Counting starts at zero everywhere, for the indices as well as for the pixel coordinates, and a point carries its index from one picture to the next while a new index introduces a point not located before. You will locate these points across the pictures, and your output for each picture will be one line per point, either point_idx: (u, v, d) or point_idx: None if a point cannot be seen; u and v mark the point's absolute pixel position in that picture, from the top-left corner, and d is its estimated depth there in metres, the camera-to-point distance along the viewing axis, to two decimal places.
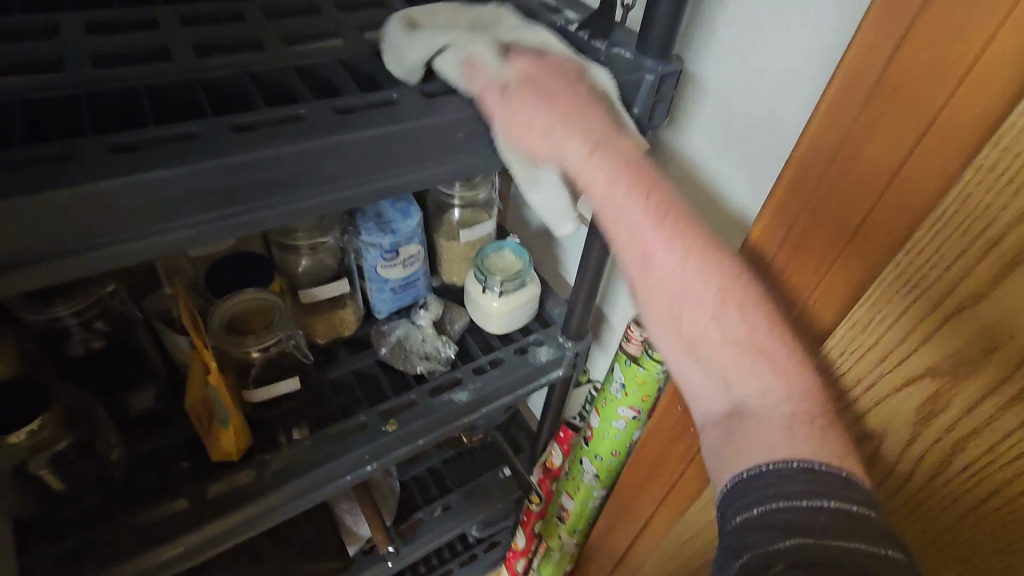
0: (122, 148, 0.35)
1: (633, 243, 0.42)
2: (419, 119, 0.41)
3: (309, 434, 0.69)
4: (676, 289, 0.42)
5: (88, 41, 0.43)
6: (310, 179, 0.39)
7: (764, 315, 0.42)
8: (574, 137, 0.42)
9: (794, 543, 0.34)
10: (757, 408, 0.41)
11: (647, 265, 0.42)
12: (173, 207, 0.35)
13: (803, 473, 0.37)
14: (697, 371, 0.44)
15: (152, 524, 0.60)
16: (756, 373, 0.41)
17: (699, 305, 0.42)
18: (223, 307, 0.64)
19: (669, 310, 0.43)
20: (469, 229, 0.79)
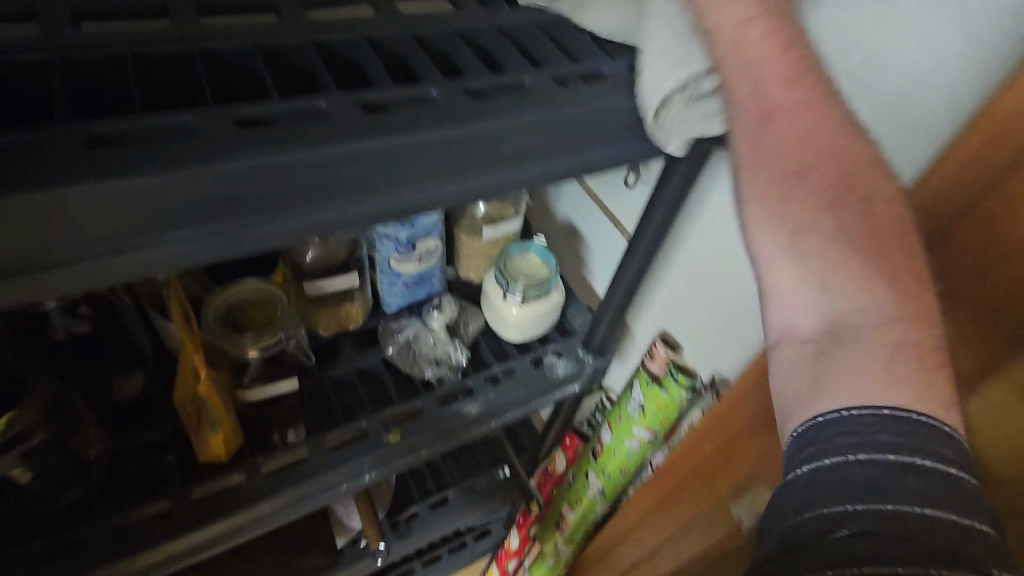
0: (99, 141, 0.28)
1: (756, 101, 0.35)
2: (461, 126, 0.34)
3: (307, 438, 0.64)
4: (797, 155, 0.34)
5: None
6: (333, 190, 0.32)
7: (883, 211, 0.34)
8: None
9: (868, 511, 0.28)
10: (852, 328, 0.34)
11: (762, 126, 0.35)
12: (160, 219, 0.29)
13: (894, 423, 0.30)
14: (787, 273, 0.35)
15: (133, 528, 0.56)
16: (866, 288, 0.33)
17: (818, 187, 0.34)
18: (220, 298, 0.58)
19: (775, 184, 0.35)
20: (493, 227, 0.73)
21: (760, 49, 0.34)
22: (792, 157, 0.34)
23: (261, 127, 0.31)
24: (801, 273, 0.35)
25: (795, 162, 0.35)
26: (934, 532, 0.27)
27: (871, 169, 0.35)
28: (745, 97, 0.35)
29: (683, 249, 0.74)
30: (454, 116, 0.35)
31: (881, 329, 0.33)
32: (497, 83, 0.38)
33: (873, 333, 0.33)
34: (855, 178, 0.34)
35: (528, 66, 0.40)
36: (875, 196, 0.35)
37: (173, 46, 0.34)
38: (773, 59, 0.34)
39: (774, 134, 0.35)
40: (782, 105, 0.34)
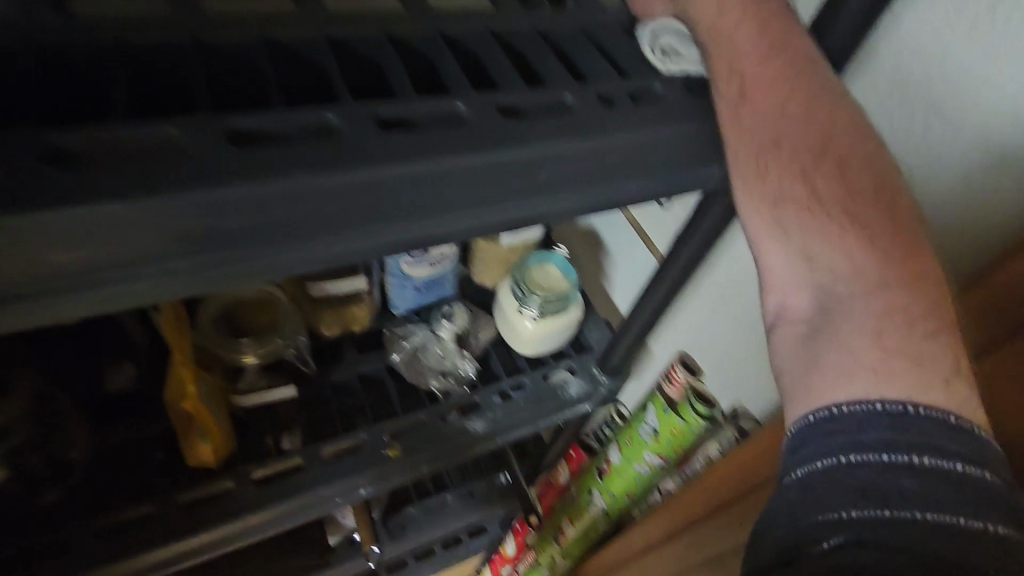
0: (65, 156, 0.24)
1: (736, 77, 0.37)
2: (488, 153, 0.30)
3: (302, 446, 0.60)
4: (776, 130, 0.36)
5: None
6: (340, 219, 0.28)
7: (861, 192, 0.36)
8: None
9: (863, 517, 0.27)
10: (842, 308, 0.34)
11: (741, 106, 0.36)
12: (133, 244, 0.25)
13: (887, 416, 0.29)
14: (777, 253, 0.37)
15: (113, 532, 0.53)
16: (852, 264, 0.34)
17: (795, 157, 0.36)
18: (218, 298, 0.54)
19: (761, 161, 0.36)
20: (513, 234, 0.68)
21: (741, 38, 0.37)
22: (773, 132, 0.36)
23: (258, 144, 0.27)
24: (787, 248, 0.36)
25: (779, 139, 0.36)
26: (938, 539, 0.26)
27: (852, 142, 0.36)
28: (728, 78, 0.37)
29: (716, 271, 0.69)
30: (484, 138, 0.30)
31: (870, 307, 0.33)
32: (535, 98, 0.33)
33: (860, 300, 0.34)
34: (831, 152, 0.36)
35: (569, 78, 0.36)
36: (872, 172, 0.36)
37: (161, 35, 0.30)
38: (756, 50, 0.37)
39: (760, 110, 0.36)
40: (773, 82, 0.36)
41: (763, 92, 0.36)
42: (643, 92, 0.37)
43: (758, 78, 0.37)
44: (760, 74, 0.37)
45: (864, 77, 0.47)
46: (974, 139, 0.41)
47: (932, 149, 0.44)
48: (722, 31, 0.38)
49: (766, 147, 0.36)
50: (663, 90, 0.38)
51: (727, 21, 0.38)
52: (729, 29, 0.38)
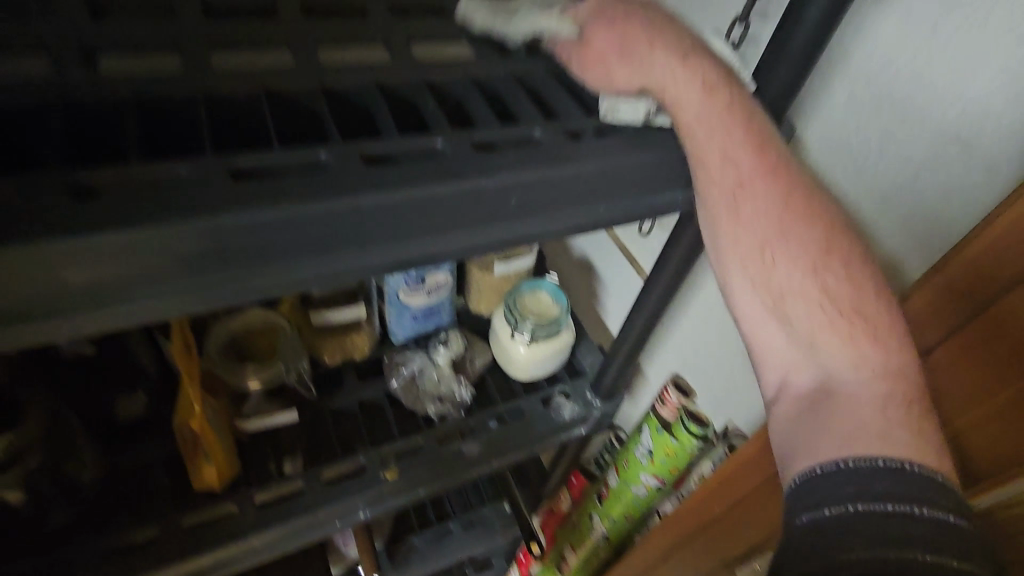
0: (89, 193, 0.28)
1: (734, 169, 0.39)
2: (463, 182, 0.33)
3: (303, 469, 0.63)
4: (772, 223, 0.39)
5: (88, 27, 0.37)
6: (329, 245, 0.32)
7: (851, 279, 0.39)
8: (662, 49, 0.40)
9: (867, 558, 0.29)
10: (843, 387, 0.37)
11: (737, 196, 0.40)
12: (148, 267, 0.28)
13: (891, 471, 0.32)
14: (776, 336, 0.40)
15: (121, 553, 0.55)
16: (852, 349, 0.37)
17: (797, 249, 0.39)
18: (224, 325, 0.58)
19: (763, 254, 0.40)
20: (505, 263, 0.71)
21: (732, 130, 0.39)
22: (771, 225, 0.39)
23: (256, 178, 0.31)
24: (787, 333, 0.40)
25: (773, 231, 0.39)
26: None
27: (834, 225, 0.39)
28: (722, 172, 0.39)
29: (702, 291, 0.71)
30: (457, 170, 0.34)
31: (866, 385, 0.37)
32: (506, 134, 0.37)
33: (855, 376, 0.37)
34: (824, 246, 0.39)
35: (539, 116, 0.40)
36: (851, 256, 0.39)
37: (177, 88, 0.34)
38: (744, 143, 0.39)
39: (755, 203, 0.39)
40: (759, 175, 0.39)
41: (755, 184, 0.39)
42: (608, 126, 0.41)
43: (749, 171, 0.39)
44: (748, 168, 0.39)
45: (821, 102, 0.50)
46: (918, 166, 0.44)
47: (899, 158, 0.45)
48: (708, 121, 0.39)
49: (763, 238, 0.39)
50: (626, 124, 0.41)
51: (712, 108, 0.39)
52: (717, 120, 0.39)
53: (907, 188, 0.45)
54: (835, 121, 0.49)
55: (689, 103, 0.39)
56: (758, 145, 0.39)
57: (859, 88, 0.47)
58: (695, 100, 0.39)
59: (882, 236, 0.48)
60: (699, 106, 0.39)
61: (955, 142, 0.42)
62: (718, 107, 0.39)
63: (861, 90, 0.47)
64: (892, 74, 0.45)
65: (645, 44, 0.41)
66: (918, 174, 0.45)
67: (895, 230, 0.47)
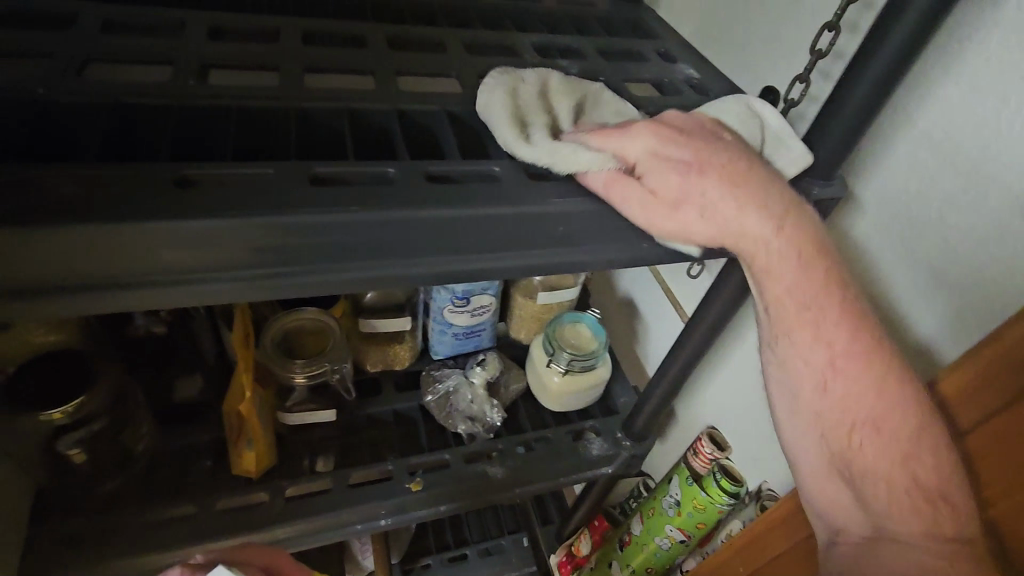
0: (188, 184, 0.32)
1: (833, 347, 0.41)
2: (517, 207, 0.36)
3: (333, 469, 0.65)
4: (864, 406, 0.40)
5: (206, 47, 0.42)
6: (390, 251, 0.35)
7: (924, 442, 0.39)
8: (751, 208, 0.38)
9: None
10: (900, 538, 0.40)
11: (832, 378, 0.41)
12: (228, 254, 0.32)
13: None
14: (835, 484, 0.43)
15: (159, 525, 0.58)
16: (913, 510, 0.39)
17: (865, 414, 0.40)
18: (280, 322, 0.62)
19: (848, 427, 0.41)
20: (549, 292, 0.73)
21: (830, 314, 0.40)
22: (865, 411, 0.40)
23: (329, 185, 0.34)
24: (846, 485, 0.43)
25: (864, 416, 0.40)
26: None
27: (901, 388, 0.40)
28: (808, 351, 0.41)
29: (745, 341, 0.69)
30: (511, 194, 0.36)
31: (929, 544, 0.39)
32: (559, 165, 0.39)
33: (926, 544, 0.39)
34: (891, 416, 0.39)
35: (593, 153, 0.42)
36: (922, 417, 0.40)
37: (269, 102, 0.38)
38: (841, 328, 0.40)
39: (853, 386, 0.41)
40: (855, 361, 0.40)
41: (853, 366, 0.40)
42: None
43: (844, 354, 0.40)
44: (844, 348, 0.40)
45: (884, 154, 0.49)
46: (966, 247, 0.45)
47: (947, 235, 0.46)
48: (802, 295, 0.40)
49: (852, 417, 0.41)
50: None
51: (807, 284, 0.40)
52: (809, 297, 0.40)
53: (955, 269, 0.46)
54: (896, 177, 0.49)
55: (770, 261, 0.39)
56: (854, 332, 0.40)
57: (907, 164, 0.48)
58: (778, 258, 0.39)
59: (920, 312, 0.49)
60: (797, 284, 0.40)
61: (1002, 230, 0.42)
62: (808, 289, 0.40)
63: (910, 167, 0.48)
64: (951, 149, 0.45)
65: (729, 211, 0.38)
66: (964, 258, 0.45)
67: (936, 306, 0.48)
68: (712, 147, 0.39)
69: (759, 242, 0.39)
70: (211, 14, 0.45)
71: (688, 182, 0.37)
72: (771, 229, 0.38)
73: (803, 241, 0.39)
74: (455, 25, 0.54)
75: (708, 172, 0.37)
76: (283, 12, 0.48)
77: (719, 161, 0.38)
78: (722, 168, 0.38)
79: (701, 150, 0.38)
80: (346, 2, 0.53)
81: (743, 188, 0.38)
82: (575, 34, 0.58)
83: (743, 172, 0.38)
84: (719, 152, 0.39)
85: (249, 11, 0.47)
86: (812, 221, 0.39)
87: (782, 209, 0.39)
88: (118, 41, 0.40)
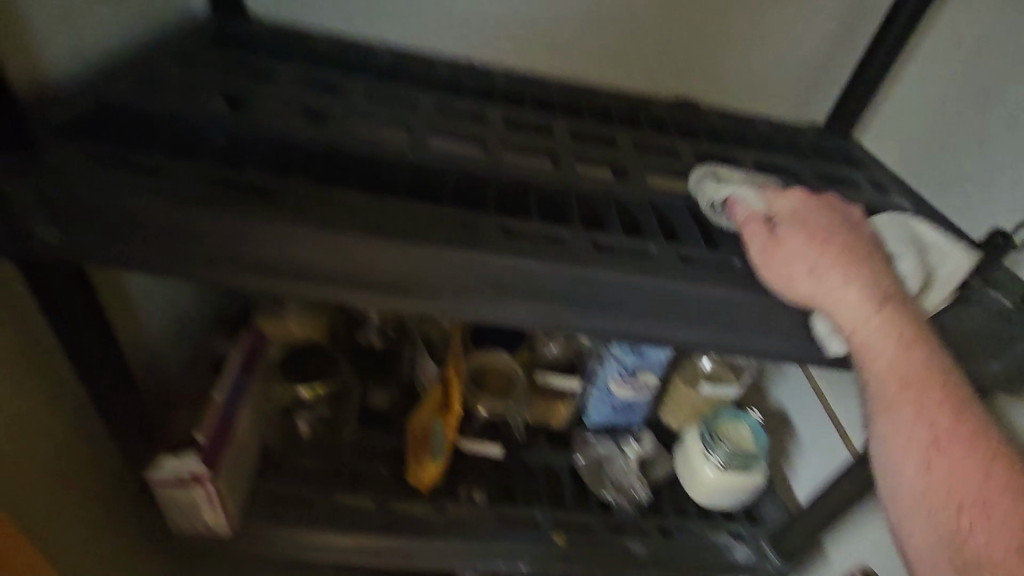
0: (507, 234, 0.42)
1: (931, 424, 0.41)
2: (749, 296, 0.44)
3: (487, 503, 0.71)
4: (969, 486, 0.39)
5: (504, 132, 0.54)
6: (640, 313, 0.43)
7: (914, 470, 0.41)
8: (842, 281, 0.42)
9: None
10: None
11: (936, 456, 0.40)
12: (524, 289, 0.41)
13: None
14: None
15: (342, 509, 0.68)
16: None
17: (946, 494, 0.40)
18: (477, 359, 0.72)
19: (961, 510, 0.39)
20: (712, 385, 0.76)
21: (930, 388, 0.41)
22: (956, 479, 0.39)
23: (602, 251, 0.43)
24: None
25: (971, 493, 0.39)
26: None
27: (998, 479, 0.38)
28: (891, 425, 0.42)
29: None
30: None
31: None
32: None
33: None
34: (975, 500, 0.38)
35: None
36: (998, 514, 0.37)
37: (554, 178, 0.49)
38: (938, 406, 0.41)
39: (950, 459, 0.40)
40: (952, 437, 0.40)
41: (951, 443, 0.40)
42: None
43: (941, 428, 0.41)
44: (942, 426, 0.41)
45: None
46: None
47: None
48: (902, 372, 0.42)
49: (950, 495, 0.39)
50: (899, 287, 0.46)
51: (906, 366, 0.42)
52: (911, 377, 0.42)
53: None
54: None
55: (875, 337, 0.42)
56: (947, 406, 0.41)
57: None
58: (879, 324, 0.42)
59: None
60: (891, 355, 0.42)
61: None
62: (915, 368, 0.42)
63: None
64: None
65: (831, 277, 0.42)
66: None
67: None
68: (841, 230, 0.45)
69: (858, 303, 0.42)
70: (505, 108, 0.59)
71: (804, 245, 0.43)
72: (870, 297, 0.42)
73: (882, 305, 0.42)
74: (685, 136, 0.64)
75: (829, 246, 0.43)
76: (554, 113, 0.61)
77: (842, 235, 0.44)
78: (841, 245, 0.44)
79: (817, 226, 0.44)
80: (598, 108, 0.65)
81: (853, 259, 0.43)
82: (789, 155, 0.65)
83: (850, 249, 0.44)
84: (840, 233, 0.44)
85: (530, 109, 0.60)
86: (891, 306, 0.42)
87: (881, 285, 0.43)
88: (448, 118, 0.54)
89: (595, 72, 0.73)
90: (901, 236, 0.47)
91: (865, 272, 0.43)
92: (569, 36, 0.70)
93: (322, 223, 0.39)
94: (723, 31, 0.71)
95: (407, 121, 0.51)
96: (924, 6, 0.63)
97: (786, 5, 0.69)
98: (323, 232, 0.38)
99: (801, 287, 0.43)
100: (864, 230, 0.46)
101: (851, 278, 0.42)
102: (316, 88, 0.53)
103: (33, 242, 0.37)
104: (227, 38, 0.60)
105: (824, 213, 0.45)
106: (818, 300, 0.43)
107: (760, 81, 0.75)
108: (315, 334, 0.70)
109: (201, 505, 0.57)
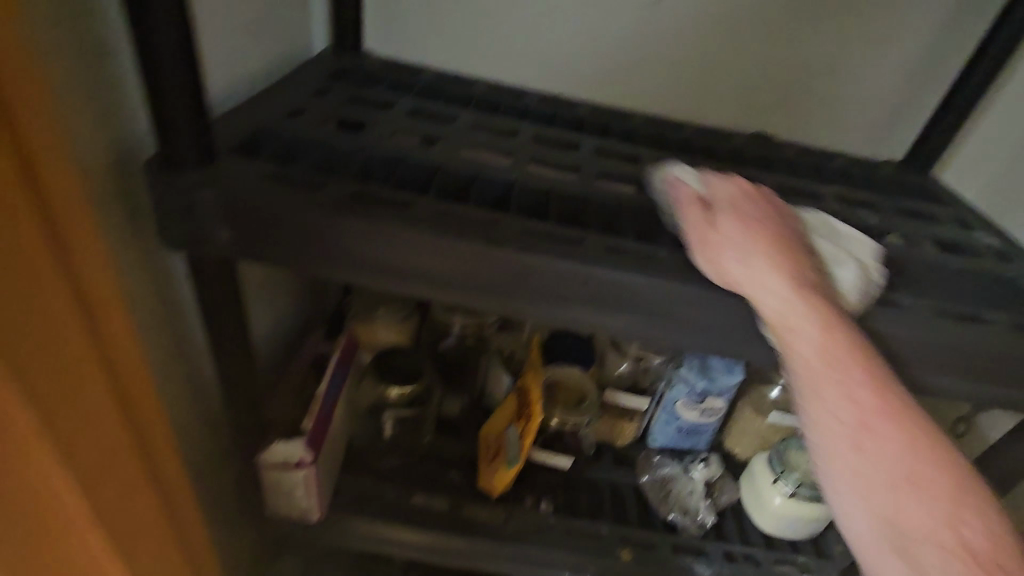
0: (612, 250, 0.45)
1: (860, 406, 0.41)
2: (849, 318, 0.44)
3: (554, 513, 0.73)
4: (896, 467, 0.41)
5: (597, 160, 0.59)
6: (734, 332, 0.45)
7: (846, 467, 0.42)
8: (769, 268, 0.43)
9: None
10: None
11: (863, 437, 0.41)
12: (625, 301, 0.45)
13: None
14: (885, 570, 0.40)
15: (418, 507, 0.71)
16: None
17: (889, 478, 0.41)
18: (551, 372, 0.74)
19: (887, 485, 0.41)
20: (781, 413, 0.76)
21: (855, 373, 0.42)
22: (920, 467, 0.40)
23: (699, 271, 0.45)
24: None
25: (902, 469, 0.41)
26: None
27: (927, 465, 0.40)
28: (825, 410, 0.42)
29: None
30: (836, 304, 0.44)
31: None
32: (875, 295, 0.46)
33: None
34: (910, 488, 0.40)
35: (907, 289, 0.48)
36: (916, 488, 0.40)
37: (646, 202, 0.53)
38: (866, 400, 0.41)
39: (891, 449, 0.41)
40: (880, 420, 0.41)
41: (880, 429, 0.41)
42: (970, 315, 0.47)
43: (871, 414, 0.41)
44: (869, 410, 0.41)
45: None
46: None
47: None
48: (829, 356, 0.42)
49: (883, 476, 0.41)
50: (990, 318, 0.46)
51: (831, 350, 0.42)
52: (834, 365, 0.42)
53: None
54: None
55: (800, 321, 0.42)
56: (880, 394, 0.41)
57: None
58: (801, 301, 0.42)
59: None
60: (820, 336, 0.42)
61: None
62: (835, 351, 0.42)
63: None
64: None
65: (749, 254, 0.44)
66: None
67: None
68: (771, 222, 0.46)
69: (782, 285, 0.42)
70: (596, 139, 0.64)
71: (733, 239, 0.44)
72: (794, 284, 0.43)
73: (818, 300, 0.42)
74: (764, 168, 0.67)
75: (760, 236, 0.44)
76: (640, 144, 0.65)
77: (770, 229, 0.45)
78: (767, 232, 0.45)
79: (748, 219, 0.46)
80: (680, 140, 0.69)
81: (767, 240, 0.44)
82: (869, 190, 0.66)
83: (771, 235, 0.45)
84: (771, 226, 0.46)
85: (617, 140, 0.65)
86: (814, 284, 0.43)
87: (797, 266, 0.44)
88: (544, 147, 0.59)
89: (674, 108, 0.78)
90: (821, 231, 0.49)
91: (794, 260, 0.44)
92: (651, 74, 0.75)
93: (444, 231, 0.43)
94: (801, 71, 0.74)
95: (509, 148, 0.57)
96: (1015, 46, 0.64)
97: (867, 47, 0.72)
98: (443, 238, 0.43)
99: (732, 272, 0.43)
100: (789, 222, 0.47)
101: (728, 236, 0.45)
102: (428, 118, 0.60)
103: (207, 240, 0.43)
104: (347, 72, 0.68)
105: (755, 202, 0.47)
106: (739, 285, 0.43)
107: (837, 118, 0.77)
108: (398, 337, 0.76)
109: (298, 491, 0.61)
